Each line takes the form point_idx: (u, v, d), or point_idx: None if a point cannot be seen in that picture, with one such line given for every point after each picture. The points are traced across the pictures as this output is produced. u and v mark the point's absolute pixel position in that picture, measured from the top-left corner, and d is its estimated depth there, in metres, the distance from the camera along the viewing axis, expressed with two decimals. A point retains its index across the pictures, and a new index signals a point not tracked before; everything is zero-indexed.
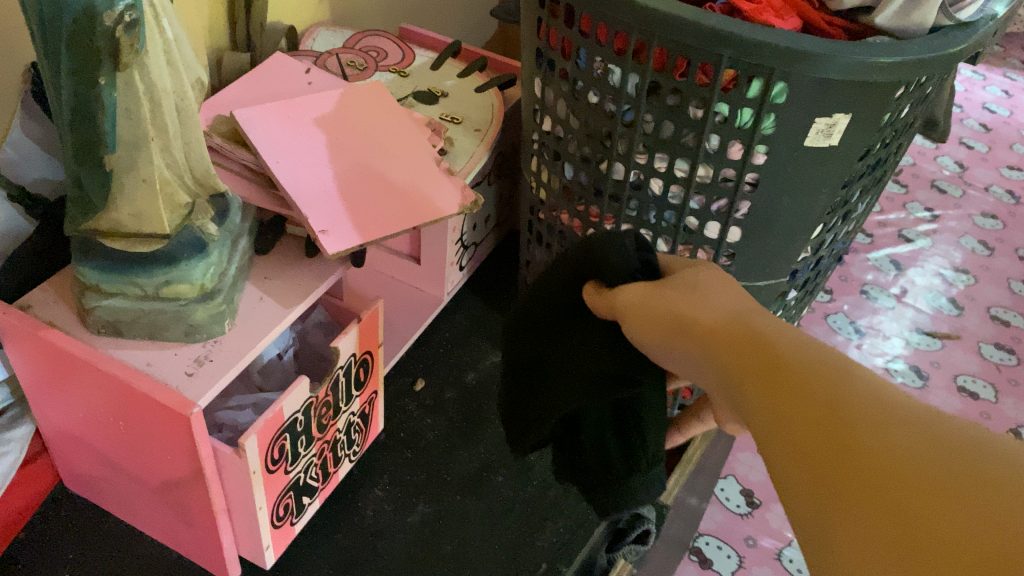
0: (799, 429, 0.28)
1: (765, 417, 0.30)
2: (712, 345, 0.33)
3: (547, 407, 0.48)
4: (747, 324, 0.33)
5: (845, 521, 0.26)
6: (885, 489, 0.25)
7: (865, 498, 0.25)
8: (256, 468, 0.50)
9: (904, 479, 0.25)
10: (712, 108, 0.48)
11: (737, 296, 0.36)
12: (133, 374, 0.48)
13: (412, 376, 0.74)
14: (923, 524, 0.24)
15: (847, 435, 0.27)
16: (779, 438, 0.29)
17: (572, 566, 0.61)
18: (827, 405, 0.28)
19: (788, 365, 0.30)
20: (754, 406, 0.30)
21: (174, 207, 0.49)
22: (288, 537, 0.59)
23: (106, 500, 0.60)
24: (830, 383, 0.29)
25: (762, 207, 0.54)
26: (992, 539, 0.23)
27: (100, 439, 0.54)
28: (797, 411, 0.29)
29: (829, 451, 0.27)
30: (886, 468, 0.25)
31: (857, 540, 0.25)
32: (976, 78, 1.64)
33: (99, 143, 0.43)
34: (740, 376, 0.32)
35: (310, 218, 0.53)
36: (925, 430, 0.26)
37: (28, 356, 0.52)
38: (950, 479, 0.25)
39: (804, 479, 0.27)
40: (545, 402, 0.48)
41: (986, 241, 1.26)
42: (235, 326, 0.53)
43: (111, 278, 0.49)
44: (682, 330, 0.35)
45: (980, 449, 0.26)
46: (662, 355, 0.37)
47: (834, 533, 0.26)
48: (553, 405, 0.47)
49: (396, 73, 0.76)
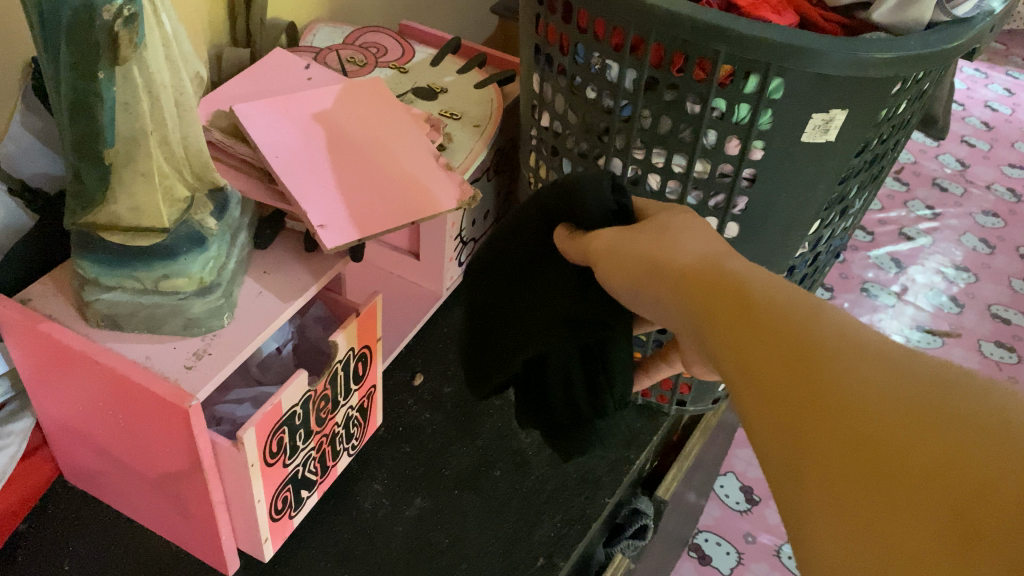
0: (763, 366, 0.27)
1: (729, 357, 0.29)
2: (690, 301, 0.32)
3: (515, 347, 0.52)
4: (722, 276, 0.32)
5: (809, 465, 0.24)
6: (851, 428, 0.23)
7: (825, 433, 0.24)
8: (254, 461, 0.51)
9: (871, 417, 0.23)
10: (709, 103, 0.48)
11: (714, 244, 0.36)
12: (132, 367, 0.48)
13: (411, 371, 0.74)
14: (891, 462, 0.22)
15: (810, 371, 0.25)
16: (743, 377, 0.27)
17: (570, 560, 0.61)
18: (794, 349, 0.26)
19: (758, 305, 0.29)
20: (724, 354, 0.29)
21: (172, 201, 0.49)
22: (287, 530, 0.59)
23: (105, 492, 0.60)
24: (798, 326, 0.27)
25: (760, 202, 0.54)
26: (954, 467, 0.21)
27: (99, 432, 0.55)
28: (764, 356, 0.27)
29: (789, 388, 0.26)
30: (849, 401, 0.24)
31: (815, 475, 0.24)
32: (978, 76, 1.64)
33: (98, 137, 0.44)
34: (712, 327, 0.30)
35: (309, 213, 0.53)
36: (896, 367, 0.25)
37: (27, 349, 0.52)
38: (921, 414, 0.23)
39: (770, 426, 0.26)
40: (513, 343, 0.52)
41: (987, 239, 1.26)
42: (234, 320, 0.53)
43: (111, 271, 0.49)
44: (655, 275, 0.36)
45: (948, 380, 0.24)
46: (635, 297, 0.38)
47: (798, 479, 0.24)
48: (524, 345, 0.52)
49: (396, 69, 0.77)
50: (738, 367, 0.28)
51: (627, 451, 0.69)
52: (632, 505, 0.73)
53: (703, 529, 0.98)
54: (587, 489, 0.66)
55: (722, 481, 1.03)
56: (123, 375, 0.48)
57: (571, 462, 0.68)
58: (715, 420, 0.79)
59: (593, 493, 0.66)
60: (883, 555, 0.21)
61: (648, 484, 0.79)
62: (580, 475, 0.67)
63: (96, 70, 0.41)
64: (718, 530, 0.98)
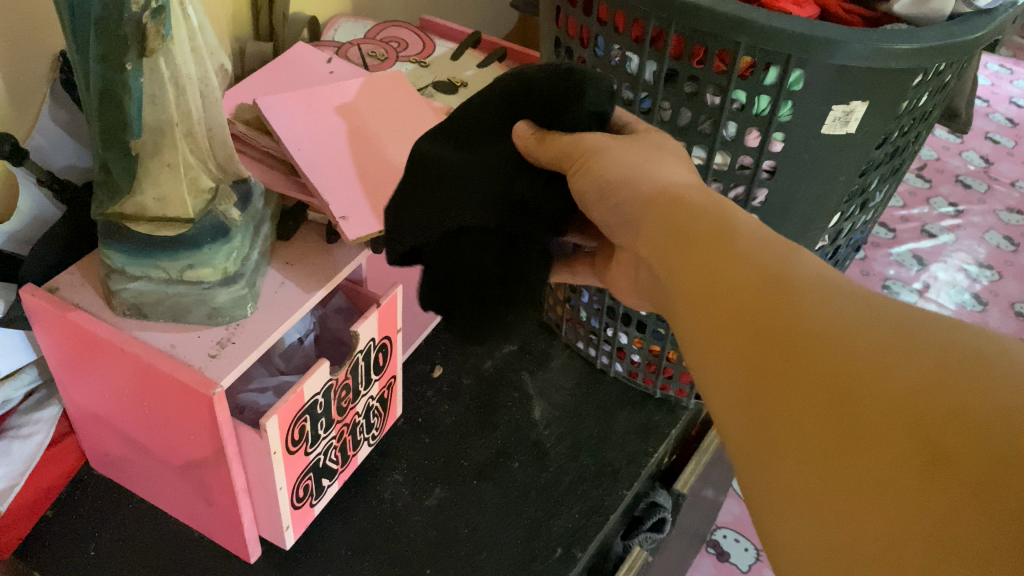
0: (751, 321, 0.31)
1: (720, 318, 0.33)
2: (683, 261, 0.36)
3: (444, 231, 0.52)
4: (719, 233, 0.36)
5: (795, 406, 0.28)
6: (836, 373, 0.28)
7: (807, 376, 0.28)
8: (276, 449, 0.51)
9: (853, 363, 0.28)
10: (729, 95, 0.49)
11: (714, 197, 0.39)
12: (157, 356, 0.49)
13: (430, 363, 0.75)
14: (870, 400, 0.27)
15: (795, 325, 0.30)
16: (736, 336, 0.32)
17: (587, 550, 0.61)
18: (785, 306, 0.31)
19: (754, 264, 0.33)
20: (713, 314, 0.33)
21: (198, 192, 0.49)
22: (307, 518, 0.60)
23: (130, 480, 0.62)
24: (789, 286, 0.31)
25: (779, 195, 0.54)
26: (924, 399, 0.26)
27: (124, 419, 0.55)
28: (756, 312, 0.31)
29: (777, 344, 0.30)
30: (832, 349, 0.28)
31: (799, 424, 0.28)
32: (1002, 72, 1.62)
33: (125, 128, 0.44)
34: (703, 283, 0.34)
35: (331, 205, 0.54)
36: (879, 321, 0.29)
37: (56, 338, 0.53)
38: (901, 359, 0.27)
39: (761, 372, 0.30)
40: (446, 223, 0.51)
41: (1011, 236, 1.25)
42: (258, 309, 0.53)
43: (137, 261, 0.50)
44: (660, 227, 0.38)
45: (921, 331, 0.28)
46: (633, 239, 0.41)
47: (787, 419, 0.28)
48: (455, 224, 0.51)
49: (417, 63, 0.77)
50: (727, 322, 0.32)
51: (645, 444, 0.69)
52: (649, 498, 0.72)
53: (722, 526, 1.00)
54: (605, 481, 0.66)
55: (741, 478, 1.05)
56: (148, 363, 0.49)
57: (589, 455, 0.68)
58: None
59: (610, 485, 0.66)
60: (862, 475, 0.26)
61: (666, 476, 0.79)
62: (597, 467, 0.67)
63: (124, 62, 0.42)
64: (737, 526, 1.00)
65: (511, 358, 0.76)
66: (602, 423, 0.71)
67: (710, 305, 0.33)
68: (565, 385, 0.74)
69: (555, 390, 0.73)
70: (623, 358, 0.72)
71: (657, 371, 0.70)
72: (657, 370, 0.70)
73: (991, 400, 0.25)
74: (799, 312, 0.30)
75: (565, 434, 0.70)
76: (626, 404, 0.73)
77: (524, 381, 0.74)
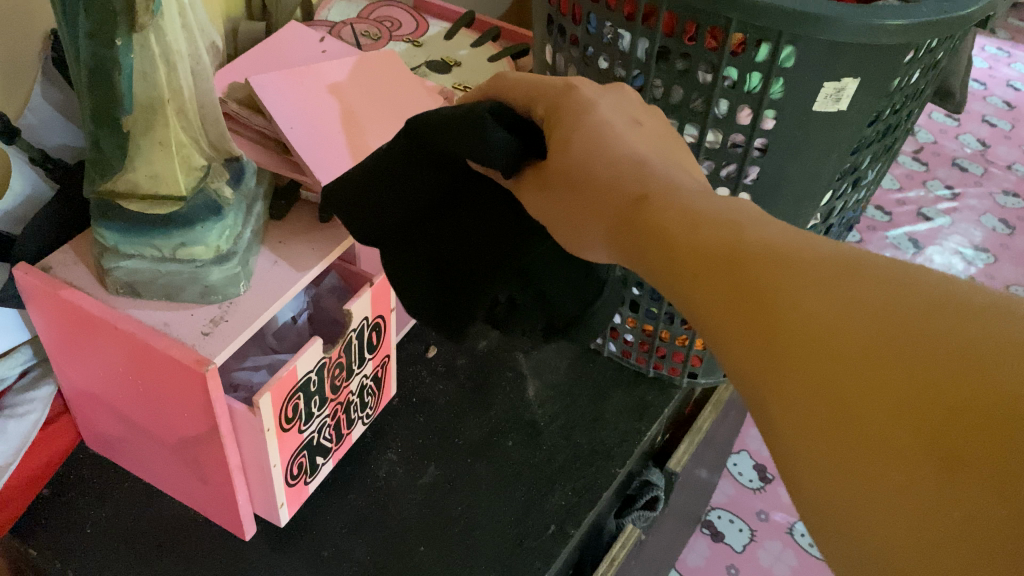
0: (737, 302, 0.28)
1: (708, 297, 0.30)
2: (657, 236, 0.33)
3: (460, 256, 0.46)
4: (696, 210, 0.33)
5: (791, 395, 0.26)
6: (832, 357, 0.25)
7: (799, 361, 0.25)
8: (270, 426, 0.52)
9: (848, 346, 0.25)
10: (720, 73, 0.49)
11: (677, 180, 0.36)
12: (150, 334, 0.49)
13: (425, 343, 0.75)
14: (870, 392, 0.24)
15: (774, 309, 0.27)
16: (725, 317, 0.29)
17: (580, 527, 0.62)
18: (772, 280, 0.28)
19: (737, 243, 0.30)
20: (699, 291, 0.30)
21: (189, 169, 0.49)
22: (302, 496, 0.60)
23: (125, 459, 0.62)
24: (773, 257, 0.28)
25: (771, 172, 0.54)
26: (933, 388, 0.23)
27: (118, 397, 0.56)
28: (742, 289, 0.28)
29: (765, 325, 0.27)
30: (825, 328, 0.25)
31: (795, 415, 0.25)
32: (1001, 55, 1.62)
33: (116, 105, 0.44)
34: (683, 260, 0.31)
35: (324, 183, 0.54)
36: (876, 285, 0.26)
37: (49, 317, 0.53)
38: (903, 336, 0.24)
39: (753, 357, 0.27)
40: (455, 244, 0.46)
41: (1007, 219, 1.26)
42: (251, 287, 0.54)
43: (130, 240, 0.49)
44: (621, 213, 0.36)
45: (922, 296, 0.25)
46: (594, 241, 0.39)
47: (785, 409, 0.26)
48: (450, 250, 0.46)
49: (410, 43, 0.77)
50: (714, 315, 0.29)
51: (638, 424, 0.70)
52: (643, 477, 0.74)
53: (716, 508, 1.01)
54: (598, 460, 0.66)
55: (737, 460, 1.07)
56: (141, 342, 0.49)
57: (582, 434, 0.68)
58: (727, 395, 0.79)
59: (603, 463, 0.66)
60: (874, 477, 0.23)
61: (660, 456, 0.80)
62: (591, 446, 0.68)
63: (114, 37, 0.41)
64: (731, 508, 1.01)
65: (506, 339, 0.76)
66: (596, 403, 0.71)
67: (696, 287, 0.30)
68: (559, 365, 0.74)
69: (549, 370, 0.74)
70: (616, 338, 0.72)
71: (651, 350, 0.70)
72: (650, 350, 0.70)
73: (1007, 387, 0.22)
74: (777, 293, 0.27)
75: (559, 413, 0.70)
76: (620, 383, 0.73)
77: (519, 361, 0.74)
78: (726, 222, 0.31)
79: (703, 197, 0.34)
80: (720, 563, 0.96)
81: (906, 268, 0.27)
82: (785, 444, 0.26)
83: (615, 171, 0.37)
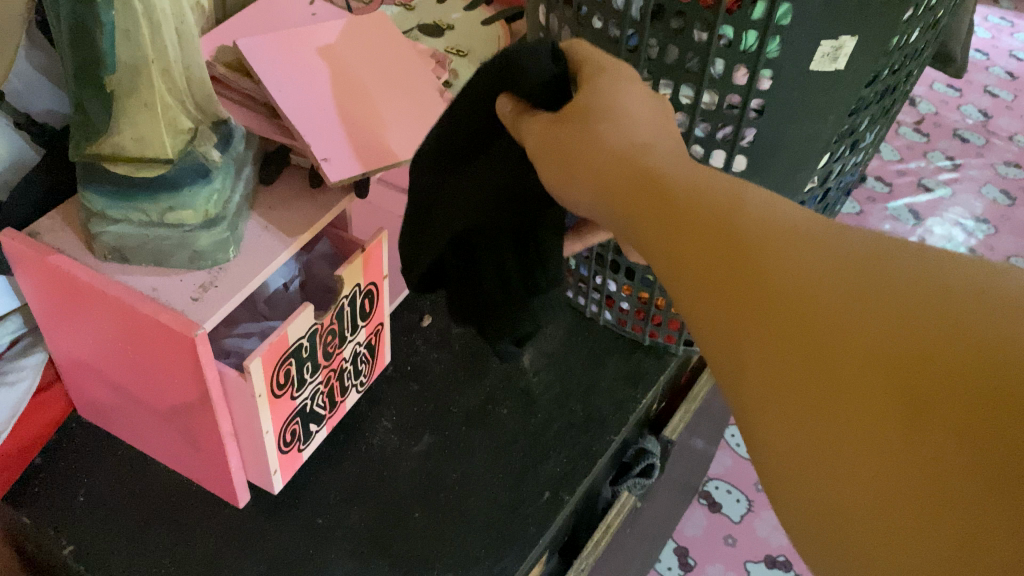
0: (713, 259, 0.29)
1: (683, 255, 0.31)
2: (633, 198, 0.34)
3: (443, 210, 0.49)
4: (669, 171, 0.34)
5: (766, 351, 0.27)
6: (807, 315, 0.26)
7: (777, 319, 0.27)
8: (261, 392, 0.51)
9: (823, 303, 0.26)
10: (716, 31, 0.47)
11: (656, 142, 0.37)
12: (139, 299, 0.49)
13: (419, 313, 0.74)
14: (843, 348, 0.25)
15: (752, 267, 0.28)
16: (699, 276, 0.30)
17: (575, 494, 0.61)
18: (749, 240, 0.29)
19: (713, 203, 0.31)
20: (672, 250, 0.31)
21: (177, 132, 0.48)
22: (295, 463, 0.60)
23: (117, 427, 0.61)
24: (748, 218, 0.30)
25: (768, 134, 0.53)
26: (905, 342, 0.25)
27: (108, 364, 0.55)
28: (718, 248, 0.29)
29: (741, 284, 0.28)
30: (803, 288, 0.27)
31: (770, 371, 0.27)
32: (1003, 25, 1.60)
33: (99, 64, 0.44)
34: (659, 220, 0.32)
35: (312, 146, 0.54)
36: (848, 250, 0.28)
37: (37, 283, 0.53)
38: (874, 295, 0.26)
39: (728, 316, 0.28)
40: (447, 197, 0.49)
41: (1008, 190, 1.25)
42: (240, 253, 0.53)
43: (116, 203, 0.49)
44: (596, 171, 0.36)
45: (892, 260, 0.27)
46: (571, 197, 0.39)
47: (759, 366, 0.27)
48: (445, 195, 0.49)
49: (403, 7, 0.76)
50: (689, 272, 0.30)
51: (634, 391, 0.69)
52: (637, 445, 0.72)
53: (714, 478, 1.09)
54: (593, 427, 0.66)
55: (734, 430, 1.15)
56: (130, 307, 0.49)
57: (578, 402, 0.68)
58: None
59: (598, 431, 0.66)
60: (845, 428, 0.25)
61: (656, 425, 0.79)
62: (586, 413, 0.67)
63: None
64: (728, 479, 1.09)
65: None
66: (591, 371, 0.71)
67: (671, 247, 0.31)
68: (555, 334, 0.74)
69: (545, 339, 0.73)
70: (612, 307, 0.72)
71: (646, 319, 0.70)
72: (646, 318, 0.70)
73: (977, 341, 0.24)
74: (752, 251, 0.28)
75: (554, 381, 0.70)
76: (615, 351, 0.73)
77: None
78: (700, 184, 0.32)
79: (676, 159, 0.35)
80: (719, 532, 1.04)
81: (874, 234, 0.29)
82: (754, 391, 0.27)
83: (597, 129, 0.38)
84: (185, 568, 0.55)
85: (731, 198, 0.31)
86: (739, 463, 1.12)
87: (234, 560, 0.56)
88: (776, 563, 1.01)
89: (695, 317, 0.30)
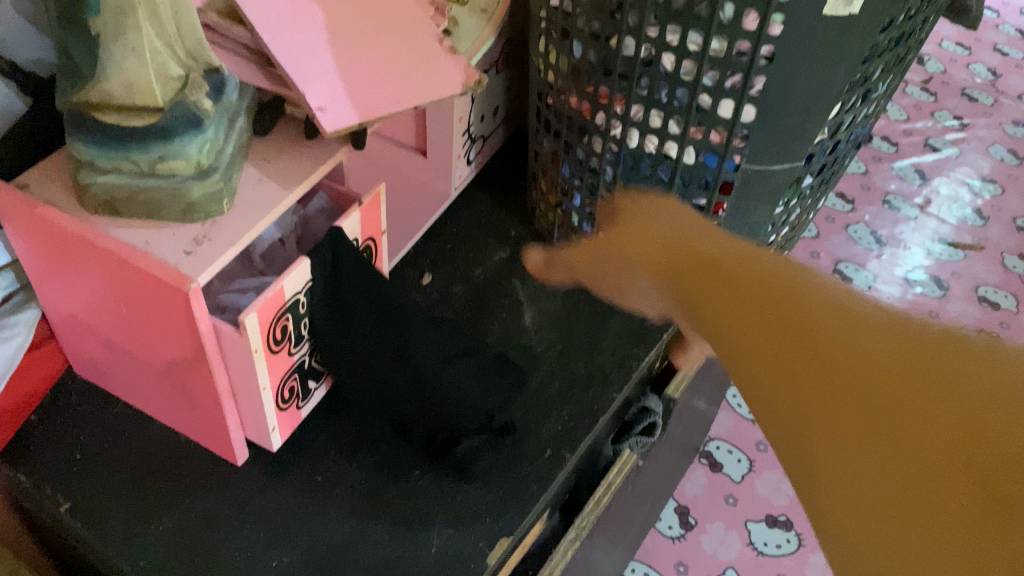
0: (776, 349, 0.33)
1: (746, 340, 0.34)
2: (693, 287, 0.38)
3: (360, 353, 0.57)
4: (715, 256, 0.38)
5: (818, 438, 0.30)
6: (850, 398, 0.30)
7: (833, 395, 0.30)
8: (258, 347, 0.50)
9: (865, 382, 0.29)
10: None
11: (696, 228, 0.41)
12: (131, 252, 0.48)
13: (419, 270, 0.72)
14: (893, 421, 0.28)
15: (813, 350, 0.31)
16: (761, 351, 0.33)
17: (577, 451, 0.61)
18: (795, 330, 0.32)
19: (774, 287, 0.34)
20: (736, 341, 0.34)
21: (166, 79, 0.47)
22: (294, 421, 0.60)
23: (113, 384, 0.61)
24: (795, 300, 0.33)
25: (778, 83, 0.51)
26: (931, 414, 0.28)
27: (101, 320, 0.54)
28: (772, 330, 0.33)
29: (796, 365, 0.32)
30: (858, 367, 0.30)
31: (822, 458, 0.30)
32: None
33: (83, 5, 0.43)
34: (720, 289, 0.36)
35: (306, 95, 0.51)
36: (902, 338, 0.30)
37: (27, 237, 0.51)
38: (903, 383, 0.29)
39: (786, 399, 0.32)
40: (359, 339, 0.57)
41: None
42: (235, 205, 0.52)
43: (107, 154, 0.47)
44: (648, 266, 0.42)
45: (927, 345, 0.30)
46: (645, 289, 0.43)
47: (808, 447, 0.31)
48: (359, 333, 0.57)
49: None
50: (750, 350, 0.34)
51: (637, 349, 0.69)
52: (640, 403, 0.72)
53: (716, 438, 1.10)
54: (595, 385, 0.66)
55: (735, 390, 1.15)
56: (123, 260, 0.48)
57: (580, 360, 0.67)
58: None
59: (600, 389, 0.65)
60: (897, 491, 0.28)
61: (659, 383, 0.79)
62: (588, 371, 0.67)
63: None
64: (729, 439, 1.10)
65: (503, 266, 0.74)
66: (593, 328, 0.70)
67: (744, 351, 0.34)
68: (557, 292, 0.72)
69: (547, 297, 0.72)
70: None
71: None
72: None
73: (977, 420, 0.27)
74: (813, 339, 0.32)
75: (556, 339, 0.69)
76: (618, 309, 0.72)
77: (515, 288, 0.72)
78: (779, 273, 0.35)
79: (747, 244, 0.38)
80: (720, 491, 1.05)
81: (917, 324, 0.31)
82: (819, 468, 0.30)
83: (669, 227, 0.42)
84: (184, 526, 0.55)
85: (786, 272, 0.35)
86: (741, 423, 1.12)
87: (233, 517, 0.56)
88: (777, 523, 1.03)
89: (750, 385, 0.34)
